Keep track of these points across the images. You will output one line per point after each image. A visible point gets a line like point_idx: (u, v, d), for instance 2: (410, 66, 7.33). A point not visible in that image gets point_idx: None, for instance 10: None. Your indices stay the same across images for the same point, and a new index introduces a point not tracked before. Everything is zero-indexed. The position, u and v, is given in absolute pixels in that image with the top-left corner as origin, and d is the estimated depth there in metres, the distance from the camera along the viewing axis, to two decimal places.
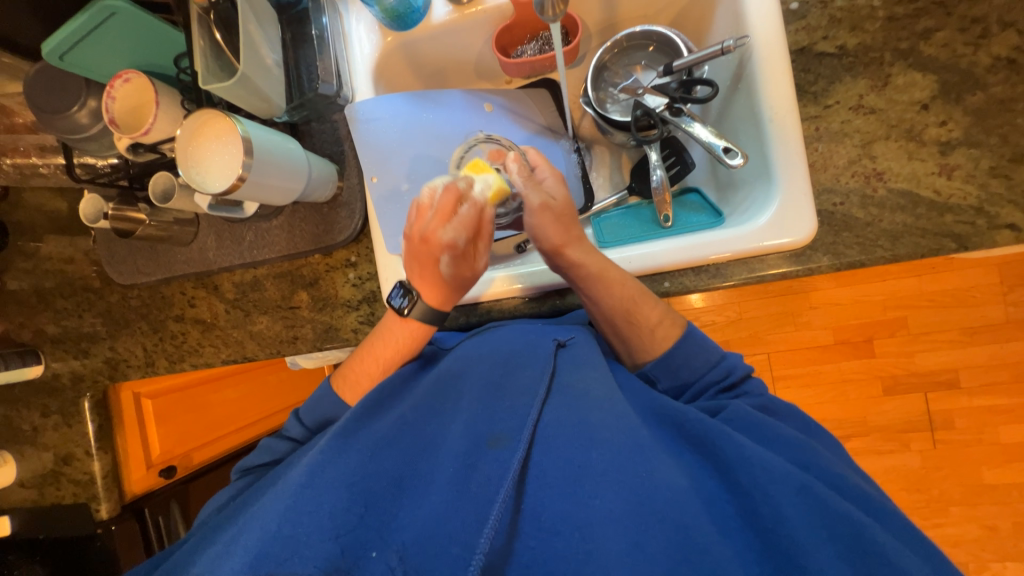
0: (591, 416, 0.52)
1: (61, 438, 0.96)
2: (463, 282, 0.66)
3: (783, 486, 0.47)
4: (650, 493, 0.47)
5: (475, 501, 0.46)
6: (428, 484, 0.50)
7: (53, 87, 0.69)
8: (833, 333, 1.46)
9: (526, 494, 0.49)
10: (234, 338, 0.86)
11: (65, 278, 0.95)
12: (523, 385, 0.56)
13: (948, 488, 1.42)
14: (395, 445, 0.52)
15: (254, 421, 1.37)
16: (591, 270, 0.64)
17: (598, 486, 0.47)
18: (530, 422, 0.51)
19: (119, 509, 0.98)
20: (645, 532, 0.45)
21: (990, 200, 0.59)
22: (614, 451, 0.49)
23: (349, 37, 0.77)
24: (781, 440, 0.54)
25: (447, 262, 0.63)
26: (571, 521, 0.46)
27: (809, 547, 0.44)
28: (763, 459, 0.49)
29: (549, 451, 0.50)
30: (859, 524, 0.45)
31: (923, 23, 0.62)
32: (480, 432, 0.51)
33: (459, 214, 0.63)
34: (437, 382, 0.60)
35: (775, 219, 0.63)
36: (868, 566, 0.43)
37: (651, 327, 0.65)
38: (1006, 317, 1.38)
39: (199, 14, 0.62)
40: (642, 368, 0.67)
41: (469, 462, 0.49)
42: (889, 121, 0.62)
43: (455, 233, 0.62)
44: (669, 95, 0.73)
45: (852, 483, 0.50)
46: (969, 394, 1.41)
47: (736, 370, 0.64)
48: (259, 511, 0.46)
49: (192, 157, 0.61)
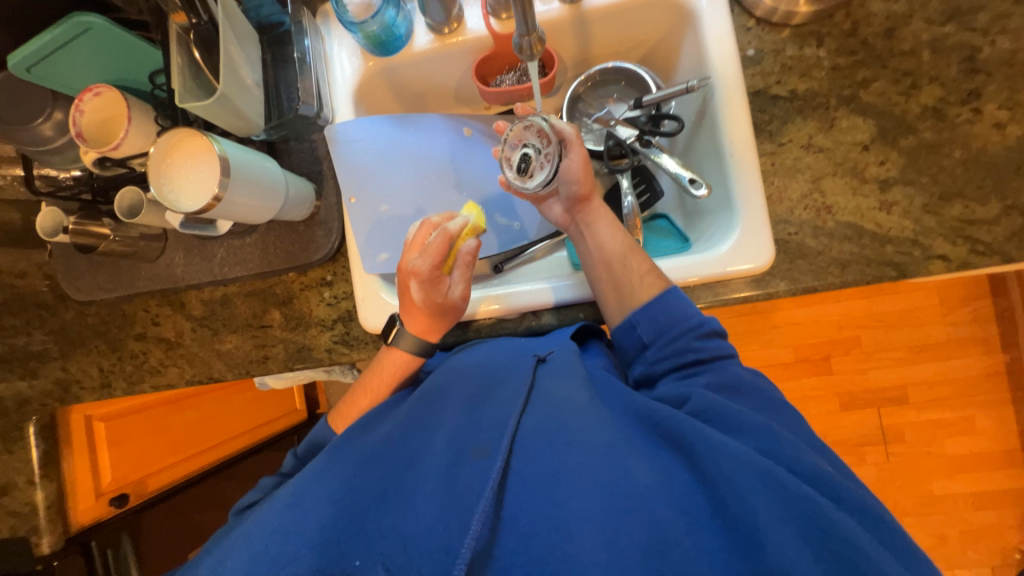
0: (571, 420, 0.54)
1: (2, 465, 0.90)
2: (439, 312, 0.67)
3: (754, 480, 0.46)
4: (623, 493, 0.48)
5: (455, 506, 0.47)
6: (411, 496, 0.49)
7: (17, 99, 0.67)
8: (794, 351, 1.54)
9: (506, 501, 0.49)
10: (200, 357, 0.83)
11: (14, 294, 0.90)
12: (505, 397, 0.57)
13: (901, 499, 1.50)
14: (379, 462, 0.53)
15: (219, 442, 1.30)
16: (608, 217, 0.72)
17: (573, 487, 0.48)
18: (509, 432, 0.52)
19: (63, 542, 0.93)
20: (621, 531, 0.45)
21: (924, 233, 0.65)
22: (588, 454, 0.50)
23: (331, 61, 0.79)
24: (758, 432, 0.52)
25: (419, 289, 0.64)
26: (548, 521, 0.47)
27: (780, 542, 0.43)
28: (727, 449, 0.49)
29: (527, 459, 0.51)
30: (831, 515, 0.44)
31: (862, 74, 0.69)
32: (461, 444, 0.52)
33: (429, 243, 0.65)
34: (423, 399, 0.61)
35: (737, 246, 0.67)
36: (821, 540, 0.44)
37: (638, 276, 0.67)
38: (945, 337, 1.49)
39: (178, 33, 0.62)
40: (625, 318, 0.67)
41: (450, 473, 0.50)
42: (835, 160, 0.68)
43: (426, 262, 0.63)
44: (639, 127, 0.78)
45: (805, 453, 0.50)
46: (917, 408, 1.50)
47: (696, 333, 0.62)
48: (250, 529, 0.49)
49: (166, 175, 0.60)
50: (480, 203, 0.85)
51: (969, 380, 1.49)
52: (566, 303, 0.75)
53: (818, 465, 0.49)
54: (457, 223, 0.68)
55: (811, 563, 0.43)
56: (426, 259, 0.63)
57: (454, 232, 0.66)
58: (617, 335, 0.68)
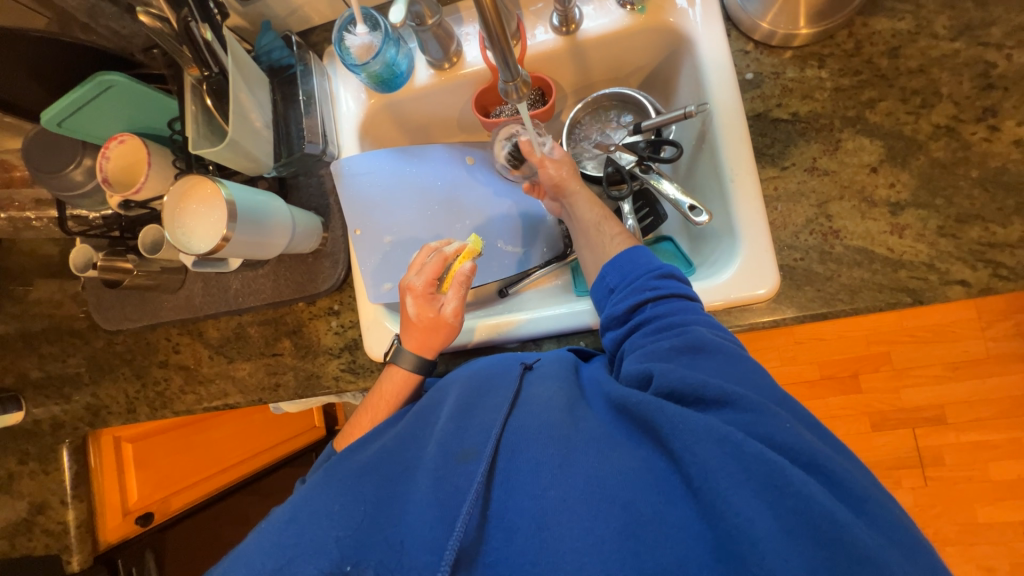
0: (552, 416, 0.55)
1: (38, 485, 0.95)
2: (433, 330, 0.70)
3: (709, 444, 0.45)
4: (600, 481, 0.48)
5: (443, 507, 0.50)
6: (403, 505, 0.52)
7: (51, 148, 0.72)
8: (819, 368, 1.48)
9: (492, 500, 0.51)
10: (216, 384, 0.87)
11: (52, 323, 0.97)
12: (492, 405, 0.59)
13: (942, 527, 1.41)
14: (374, 472, 0.55)
15: (239, 461, 1.34)
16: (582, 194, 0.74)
17: (553, 479, 0.50)
18: (494, 436, 0.54)
19: (92, 560, 0.97)
20: (598, 518, 0.46)
21: (940, 257, 0.62)
22: (569, 448, 0.51)
23: (337, 99, 0.82)
24: (712, 388, 0.50)
25: (413, 304, 0.70)
26: (528, 513, 0.48)
27: (742, 505, 0.43)
28: (687, 421, 0.47)
29: (512, 459, 0.53)
30: (785, 476, 0.43)
31: (868, 94, 0.67)
32: (450, 448, 0.54)
33: (426, 263, 0.73)
34: (418, 411, 0.63)
35: (741, 274, 0.65)
36: (777, 496, 0.43)
37: (610, 238, 0.70)
38: (986, 352, 1.40)
39: (192, 83, 0.66)
40: (598, 274, 0.68)
41: (439, 476, 0.52)
42: (842, 183, 0.66)
43: (420, 277, 0.71)
44: (639, 153, 0.76)
45: (766, 415, 0.48)
46: (957, 429, 1.41)
47: (654, 292, 0.61)
48: (246, 550, 0.50)
49: (180, 220, 0.64)
50: (483, 231, 0.86)
51: (1014, 400, 1.39)
52: (565, 331, 0.75)
53: (778, 427, 0.47)
54: (454, 247, 0.75)
55: (771, 521, 0.42)
56: (421, 276, 0.71)
57: (450, 254, 0.73)
58: (592, 291, 0.69)
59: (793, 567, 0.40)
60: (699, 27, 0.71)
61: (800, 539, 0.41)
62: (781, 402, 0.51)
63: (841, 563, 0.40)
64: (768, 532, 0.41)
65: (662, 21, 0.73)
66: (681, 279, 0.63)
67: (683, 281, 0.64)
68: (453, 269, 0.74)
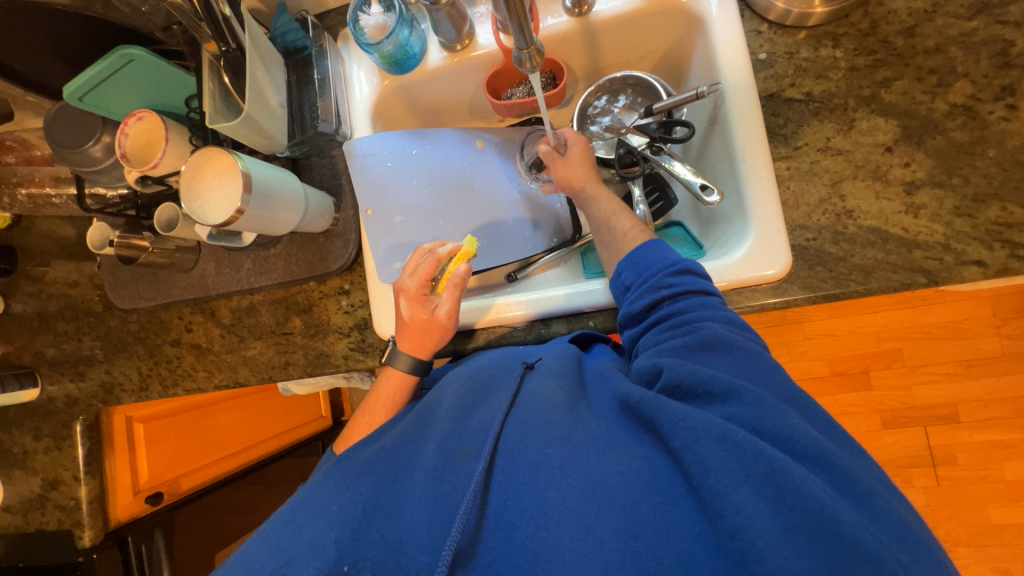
0: (552, 416, 0.56)
1: (52, 461, 0.97)
2: (428, 327, 0.70)
3: (706, 439, 0.46)
4: (600, 480, 0.48)
5: (440, 507, 0.50)
6: (400, 503, 0.53)
7: (70, 124, 0.74)
8: (829, 364, 1.46)
9: (491, 499, 0.50)
10: (227, 363, 0.88)
11: (68, 302, 0.98)
12: (492, 405, 0.60)
13: (955, 528, 1.38)
14: (373, 471, 0.57)
15: (247, 447, 1.34)
16: (587, 191, 0.75)
17: (553, 478, 0.49)
18: (491, 435, 0.54)
19: (102, 537, 0.99)
20: (598, 517, 0.46)
21: (956, 238, 0.62)
22: (568, 447, 0.52)
23: (351, 81, 0.83)
24: (715, 382, 0.50)
25: (405, 304, 0.71)
26: (528, 512, 0.48)
27: (740, 501, 0.42)
28: (688, 418, 0.48)
29: (510, 457, 0.53)
30: (783, 467, 0.43)
31: (883, 73, 0.66)
32: (449, 448, 0.55)
33: (418, 265, 0.72)
34: (418, 414, 0.65)
35: (753, 254, 0.65)
36: (778, 494, 0.42)
37: (624, 232, 0.69)
38: (1001, 350, 1.38)
39: (210, 60, 0.67)
40: (614, 269, 0.68)
41: (438, 476, 0.52)
42: (856, 162, 0.66)
43: (411, 279, 0.71)
44: (650, 134, 0.76)
45: (773, 411, 0.47)
46: (970, 428, 1.39)
47: (670, 290, 0.59)
48: (249, 549, 0.52)
49: (195, 192, 0.65)
50: (492, 216, 0.87)
51: None
52: (575, 312, 0.75)
53: (784, 422, 0.46)
54: (448, 248, 0.74)
55: (771, 519, 0.41)
56: (414, 278, 0.71)
57: (443, 257, 0.73)
58: (609, 285, 0.68)
59: (792, 567, 0.39)
60: (712, 8, 0.71)
61: (800, 536, 0.40)
62: (790, 399, 0.50)
63: (841, 560, 0.39)
64: (770, 531, 0.41)
65: (675, 2, 0.73)
66: (699, 272, 0.62)
67: (702, 274, 0.62)
68: (447, 271, 0.74)
